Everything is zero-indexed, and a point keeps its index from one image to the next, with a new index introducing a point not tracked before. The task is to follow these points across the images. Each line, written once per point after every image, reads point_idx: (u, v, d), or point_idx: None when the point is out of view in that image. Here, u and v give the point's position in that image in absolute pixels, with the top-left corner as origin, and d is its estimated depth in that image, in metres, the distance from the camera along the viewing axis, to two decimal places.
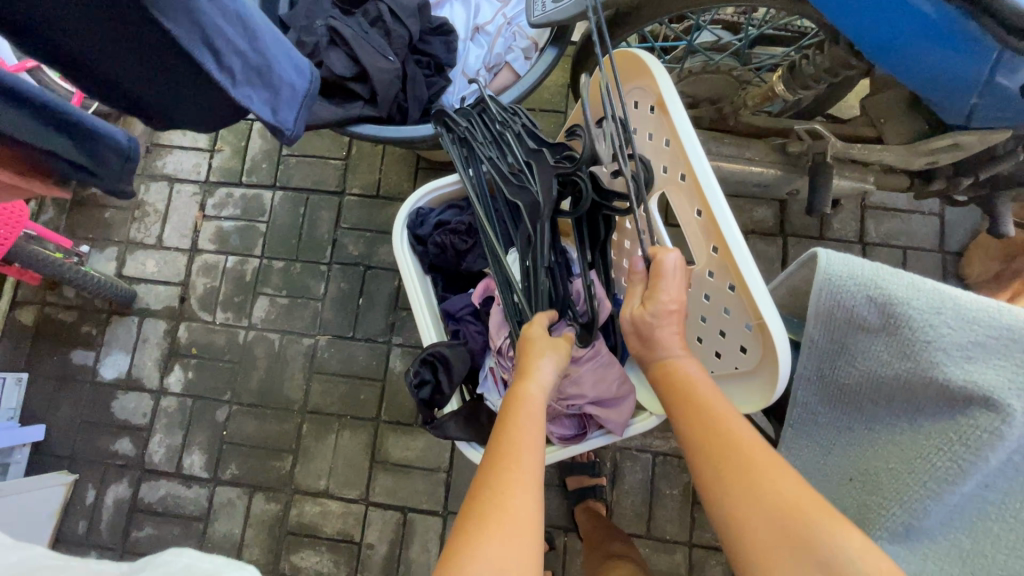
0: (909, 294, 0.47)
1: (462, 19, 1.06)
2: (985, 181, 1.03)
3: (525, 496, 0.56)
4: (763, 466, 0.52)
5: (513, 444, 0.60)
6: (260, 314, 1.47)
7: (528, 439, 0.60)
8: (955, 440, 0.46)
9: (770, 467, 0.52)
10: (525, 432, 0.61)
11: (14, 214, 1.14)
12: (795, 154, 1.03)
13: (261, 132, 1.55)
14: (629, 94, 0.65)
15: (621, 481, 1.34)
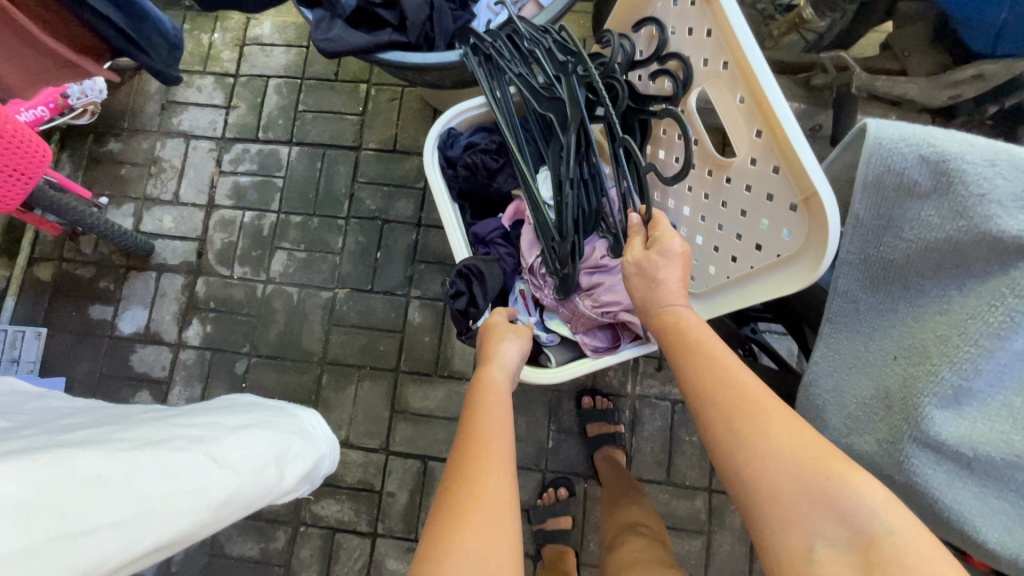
0: (959, 147, 0.48)
1: None
2: (1009, 113, 1.03)
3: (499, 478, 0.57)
4: (766, 415, 0.53)
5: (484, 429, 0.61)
6: (278, 268, 1.47)
7: (499, 428, 0.62)
8: (1008, 291, 0.46)
9: (769, 419, 0.53)
10: (494, 419, 0.63)
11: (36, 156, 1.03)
12: (818, 87, 1.05)
13: (277, 88, 1.55)
14: None
15: (640, 429, 1.35)
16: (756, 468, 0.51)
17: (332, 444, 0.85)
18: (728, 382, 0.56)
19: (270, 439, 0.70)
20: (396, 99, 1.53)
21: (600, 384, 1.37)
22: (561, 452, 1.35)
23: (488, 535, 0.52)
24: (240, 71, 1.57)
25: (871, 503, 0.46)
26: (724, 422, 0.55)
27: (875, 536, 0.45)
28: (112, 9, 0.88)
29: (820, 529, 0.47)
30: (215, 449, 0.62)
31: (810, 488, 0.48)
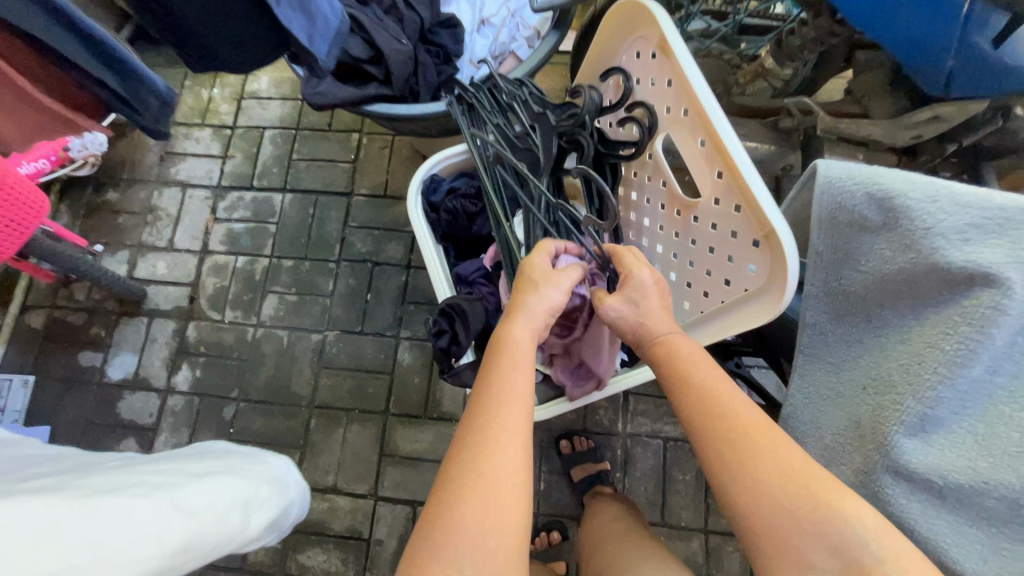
0: (901, 185, 0.50)
1: (467, 13, 1.11)
2: (968, 150, 1.08)
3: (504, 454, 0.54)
4: (757, 439, 0.54)
5: (494, 397, 0.57)
6: (269, 312, 1.49)
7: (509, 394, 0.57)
8: (960, 320, 0.48)
9: (766, 439, 0.53)
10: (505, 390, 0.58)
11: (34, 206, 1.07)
12: (786, 130, 1.11)
13: (272, 138, 1.61)
14: (632, 45, 0.71)
15: (633, 468, 1.33)
16: (752, 496, 0.51)
17: (298, 490, 0.90)
18: (725, 399, 0.57)
19: (236, 485, 0.74)
20: (387, 147, 1.59)
21: (590, 423, 1.36)
22: (553, 494, 1.32)
23: (501, 515, 0.51)
24: (237, 123, 1.63)
25: (861, 533, 0.47)
26: (711, 448, 0.55)
27: (866, 568, 0.46)
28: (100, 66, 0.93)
29: (811, 561, 0.48)
30: (180, 494, 0.65)
31: (800, 515, 0.49)
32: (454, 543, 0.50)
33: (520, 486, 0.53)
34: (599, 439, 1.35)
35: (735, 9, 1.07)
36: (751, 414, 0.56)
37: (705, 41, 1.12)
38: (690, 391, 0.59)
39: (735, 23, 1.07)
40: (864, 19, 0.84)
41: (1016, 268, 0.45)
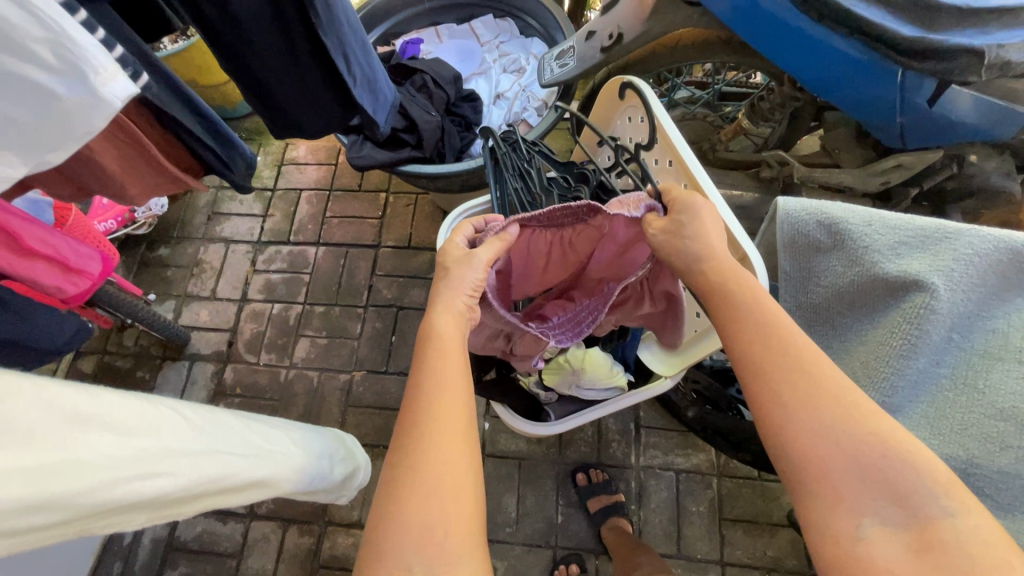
0: (846, 214, 0.63)
1: (485, 89, 1.34)
2: (934, 194, 1.20)
3: (443, 450, 0.55)
4: (827, 387, 0.54)
5: (433, 391, 0.59)
6: (301, 354, 1.60)
7: (449, 389, 0.59)
8: (903, 321, 0.58)
9: (832, 381, 0.54)
10: (444, 383, 0.60)
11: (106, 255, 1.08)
12: (767, 179, 1.25)
13: (309, 199, 1.80)
14: (625, 111, 0.86)
15: (647, 500, 1.37)
16: (813, 447, 0.52)
17: (365, 460, 0.99)
18: (788, 340, 0.58)
19: (323, 440, 0.85)
20: (411, 204, 1.76)
21: (604, 456, 1.41)
22: (570, 527, 1.35)
23: (449, 499, 0.53)
24: (277, 186, 1.82)
25: (930, 487, 0.48)
26: (774, 391, 0.56)
27: (933, 522, 0.47)
28: (202, 129, 0.72)
29: (870, 507, 0.49)
30: (288, 432, 0.77)
31: (871, 467, 0.50)
32: (403, 523, 0.52)
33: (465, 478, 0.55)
34: (614, 471, 1.39)
35: (714, 81, 1.26)
36: (815, 358, 0.56)
37: (689, 107, 1.31)
38: (752, 332, 0.59)
39: (714, 93, 1.28)
40: (821, 89, 0.94)
41: (939, 275, 0.56)
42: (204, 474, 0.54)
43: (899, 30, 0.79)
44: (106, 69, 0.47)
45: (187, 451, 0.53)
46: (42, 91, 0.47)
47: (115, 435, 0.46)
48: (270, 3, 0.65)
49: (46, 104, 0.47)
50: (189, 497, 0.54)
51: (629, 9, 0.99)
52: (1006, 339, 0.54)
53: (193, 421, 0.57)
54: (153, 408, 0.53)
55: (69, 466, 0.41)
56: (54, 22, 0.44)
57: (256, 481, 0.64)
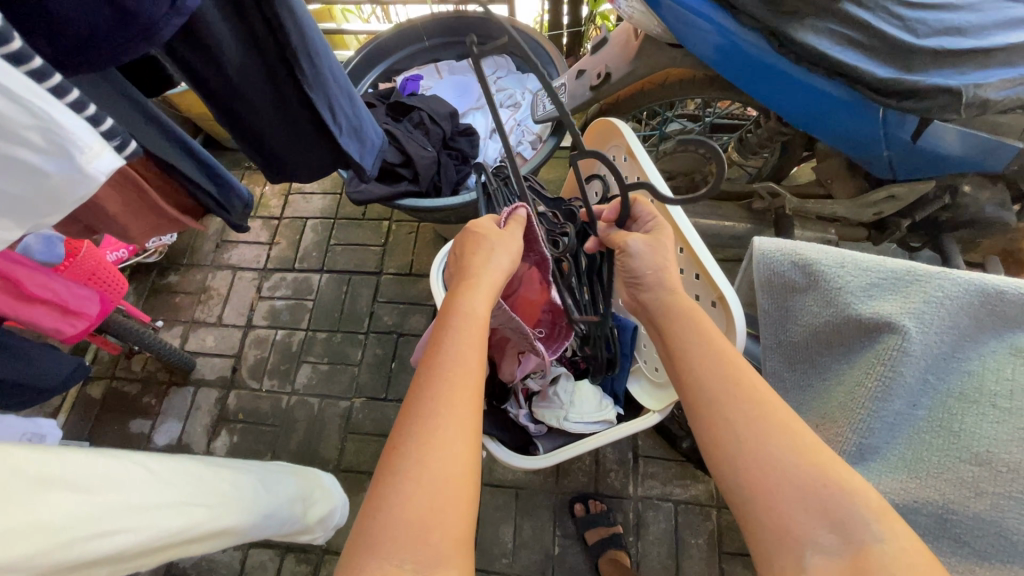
0: (819, 255, 0.64)
1: (482, 124, 1.41)
2: (928, 224, 1.20)
3: (451, 442, 0.54)
4: (771, 419, 0.56)
5: (447, 380, 0.58)
6: (303, 380, 1.62)
7: (462, 380, 0.58)
8: (877, 362, 0.58)
9: (783, 413, 0.57)
10: (457, 375, 0.59)
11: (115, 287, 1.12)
12: (760, 210, 1.27)
13: (314, 227, 1.84)
14: (611, 150, 0.91)
15: (645, 532, 1.35)
16: (759, 477, 0.53)
17: (344, 497, 0.99)
18: (741, 371, 0.60)
19: (301, 481, 0.87)
20: (413, 232, 1.80)
21: (602, 486, 1.39)
22: (567, 558, 1.33)
23: (446, 493, 0.51)
24: (284, 215, 1.87)
25: (866, 513, 0.49)
26: (727, 419, 0.57)
27: (865, 548, 0.48)
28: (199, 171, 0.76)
29: (812, 537, 0.50)
30: (264, 474, 0.78)
31: (813, 496, 0.51)
32: (397, 515, 0.50)
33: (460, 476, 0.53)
34: (612, 501, 1.38)
35: (704, 114, 1.29)
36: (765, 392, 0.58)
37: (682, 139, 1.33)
38: (712, 362, 0.62)
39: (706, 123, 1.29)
40: (806, 125, 0.96)
41: (910, 317, 0.57)
42: (167, 527, 0.56)
43: (874, 71, 0.81)
44: (92, 147, 0.42)
45: (149, 505, 0.55)
46: (25, 168, 0.41)
47: (75, 494, 0.48)
48: (262, 59, 0.69)
49: (33, 182, 0.42)
50: (152, 550, 0.55)
51: (617, 51, 1.04)
52: (980, 382, 0.54)
53: (159, 473, 0.59)
54: (116, 461, 0.55)
55: (25, 529, 0.43)
56: (35, 102, 0.39)
57: (222, 529, 0.65)
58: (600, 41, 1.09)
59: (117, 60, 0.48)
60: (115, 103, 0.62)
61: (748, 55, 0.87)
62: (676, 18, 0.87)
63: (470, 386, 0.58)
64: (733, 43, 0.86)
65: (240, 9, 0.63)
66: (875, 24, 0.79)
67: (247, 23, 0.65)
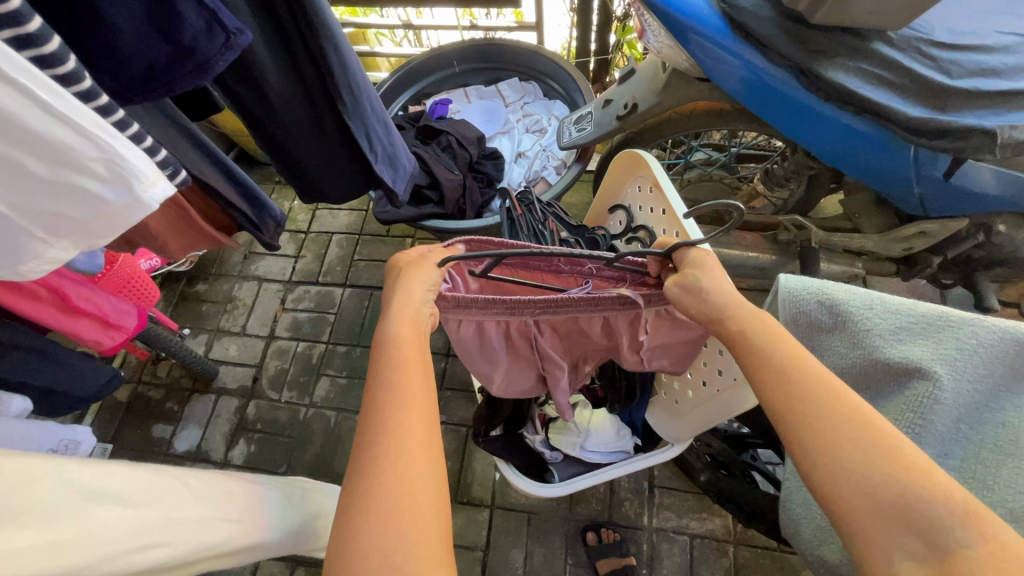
0: (847, 296, 0.63)
1: (508, 148, 1.45)
2: (958, 262, 1.17)
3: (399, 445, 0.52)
4: (841, 416, 0.49)
5: (386, 390, 0.56)
6: (321, 393, 1.64)
7: (410, 386, 0.57)
8: (907, 409, 0.57)
9: (852, 410, 0.49)
10: (407, 383, 0.57)
11: (147, 295, 1.16)
12: (785, 242, 1.26)
13: (338, 242, 1.88)
14: (637, 180, 0.92)
15: (659, 565, 1.31)
16: (835, 482, 0.46)
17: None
18: (787, 375, 0.54)
19: (326, 498, 0.87)
20: None
21: (616, 516, 1.37)
22: None
23: (398, 493, 0.48)
24: (311, 229, 1.91)
25: (945, 516, 0.41)
26: (795, 429, 0.51)
27: (950, 552, 0.40)
28: (229, 184, 0.78)
29: (895, 542, 0.42)
30: (291, 491, 0.79)
31: (890, 502, 0.43)
32: (372, 516, 0.47)
33: (419, 483, 0.50)
34: (625, 532, 1.35)
35: (729, 144, 1.29)
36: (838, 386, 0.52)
37: (706, 168, 1.34)
38: (761, 368, 0.56)
39: (731, 155, 1.30)
40: (838, 161, 0.95)
41: (941, 363, 0.55)
42: (202, 541, 0.56)
43: (907, 110, 0.80)
44: (149, 176, 0.44)
45: (187, 518, 0.56)
46: (88, 195, 0.43)
47: (116, 507, 0.50)
48: (304, 89, 0.72)
49: (95, 208, 0.44)
50: (185, 564, 0.56)
51: (645, 82, 1.05)
52: (1017, 434, 0.51)
53: (197, 488, 0.59)
54: (154, 475, 0.56)
55: (70, 541, 0.45)
56: (101, 136, 0.41)
57: (253, 544, 0.65)
58: (628, 72, 1.10)
59: (175, 89, 0.50)
60: (163, 128, 0.65)
61: (777, 91, 0.88)
62: (705, 53, 0.88)
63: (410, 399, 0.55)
64: (761, 79, 0.87)
65: (287, 42, 0.66)
66: (909, 65, 0.79)
67: (293, 57, 0.68)
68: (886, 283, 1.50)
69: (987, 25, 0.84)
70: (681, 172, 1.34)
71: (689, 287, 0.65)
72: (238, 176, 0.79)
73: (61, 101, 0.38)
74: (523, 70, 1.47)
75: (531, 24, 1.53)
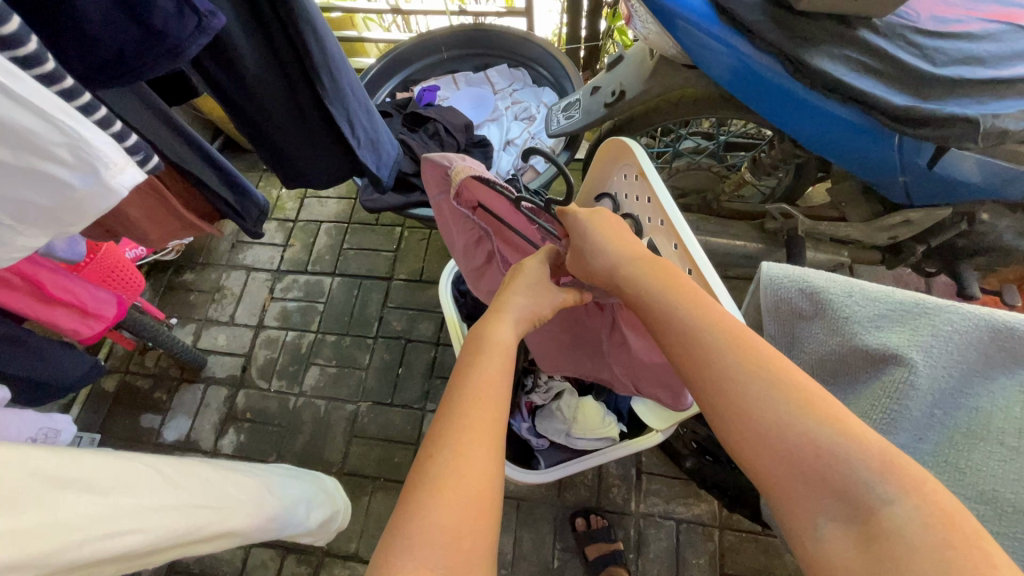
0: (827, 283, 0.63)
1: (496, 135, 1.44)
2: (943, 249, 1.18)
3: (482, 436, 0.53)
4: (767, 377, 0.51)
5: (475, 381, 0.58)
6: (310, 382, 1.64)
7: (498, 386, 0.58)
8: (883, 395, 0.58)
9: (769, 374, 0.51)
10: (493, 381, 0.58)
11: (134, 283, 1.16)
12: (773, 231, 1.26)
13: (327, 230, 1.87)
14: (622, 167, 0.92)
15: (646, 549, 1.34)
16: (761, 446, 0.49)
17: (346, 502, 1.00)
18: (701, 343, 0.56)
19: (305, 486, 0.87)
20: (424, 240, 1.82)
21: (604, 501, 1.39)
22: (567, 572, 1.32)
23: (466, 483, 0.49)
24: (299, 217, 1.89)
25: (863, 472, 0.44)
26: (722, 394, 0.53)
27: (872, 510, 0.43)
28: (212, 171, 0.77)
29: (819, 503, 0.45)
30: (270, 480, 0.79)
31: (809, 464, 0.46)
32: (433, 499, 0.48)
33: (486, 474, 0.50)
34: (613, 517, 1.37)
35: (717, 132, 1.29)
36: (765, 350, 0.54)
37: (694, 157, 1.34)
38: (678, 345, 0.58)
39: (720, 144, 1.31)
40: (824, 149, 0.95)
41: (917, 350, 0.56)
42: (174, 528, 0.57)
43: (891, 99, 0.80)
44: (117, 162, 0.43)
45: (158, 506, 0.56)
46: (55, 183, 0.43)
47: (90, 494, 0.50)
48: (284, 73, 0.71)
49: (62, 195, 0.44)
50: (157, 551, 0.57)
51: (633, 69, 1.05)
52: (988, 420, 0.53)
53: (169, 476, 0.60)
54: (127, 463, 0.56)
55: (46, 529, 0.44)
56: (63, 120, 0.40)
57: (226, 530, 0.66)
58: (616, 59, 1.10)
59: (147, 75, 0.49)
60: (139, 113, 0.64)
61: (763, 79, 0.88)
62: (691, 40, 0.88)
63: (486, 400, 0.56)
64: (747, 66, 0.87)
65: (265, 25, 0.65)
66: (893, 52, 0.80)
67: (270, 40, 0.67)
68: (872, 272, 1.51)
69: (972, 13, 0.84)
70: (670, 161, 1.34)
71: (577, 253, 0.76)
72: (221, 164, 0.78)
73: (21, 87, 0.38)
74: (512, 57, 1.47)
75: (521, 9, 1.51)
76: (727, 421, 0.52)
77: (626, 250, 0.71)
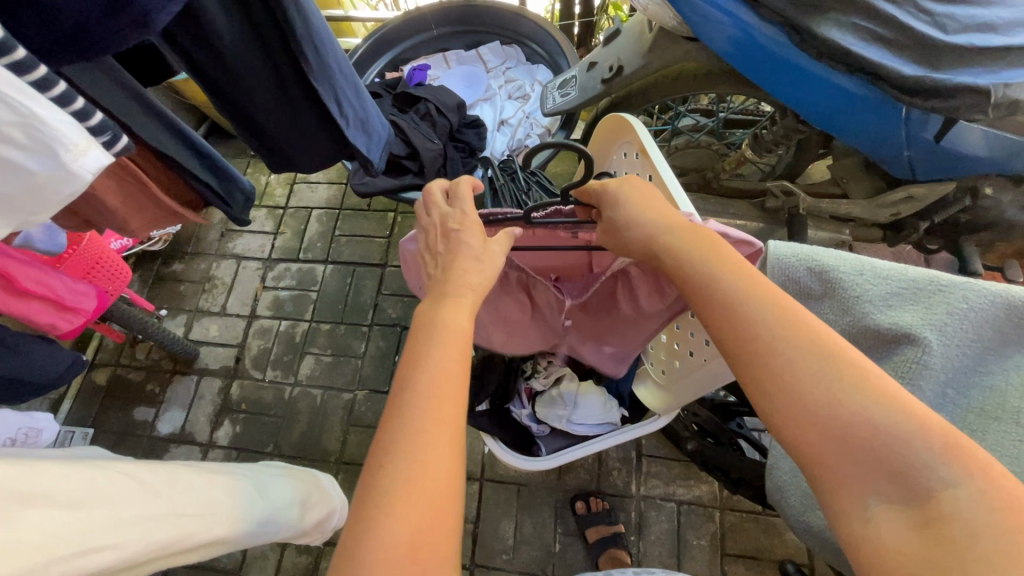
0: (837, 262, 0.61)
1: (490, 116, 1.40)
2: (946, 225, 1.16)
3: (437, 433, 0.47)
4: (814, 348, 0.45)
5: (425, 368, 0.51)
6: (306, 372, 1.61)
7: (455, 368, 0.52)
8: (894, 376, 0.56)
9: (816, 344, 0.45)
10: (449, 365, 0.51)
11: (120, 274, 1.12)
12: (772, 210, 1.25)
13: (318, 217, 1.82)
14: (622, 145, 0.89)
15: (647, 531, 1.34)
16: (806, 422, 0.43)
17: (342, 499, 0.98)
18: (739, 309, 0.50)
19: (298, 485, 0.85)
20: None
21: (604, 485, 1.38)
22: (568, 555, 1.32)
23: (417, 490, 0.44)
24: (289, 204, 1.85)
25: (924, 452, 0.39)
26: (763, 365, 0.47)
27: (932, 493, 0.38)
28: (193, 156, 0.73)
29: (868, 484, 0.40)
30: (261, 481, 0.77)
31: (862, 441, 0.41)
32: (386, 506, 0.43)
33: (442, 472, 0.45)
34: (614, 500, 1.36)
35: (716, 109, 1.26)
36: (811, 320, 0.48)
37: (693, 134, 1.30)
38: (715, 311, 0.52)
39: (719, 120, 1.28)
40: (828, 125, 0.92)
41: (932, 329, 0.54)
42: (153, 541, 0.55)
43: (900, 68, 0.77)
44: (79, 143, 0.40)
45: (135, 518, 0.54)
46: (11, 167, 0.39)
47: (56, 507, 0.48)
48: (264, 48, 0.67)
49: (20, 180, 0.40)
50: (135, 564, 0.55)
51: (630, 43, 1.01)
52: (1003, 398, 0.51)
53: (149, 485, 0.58)
54: (103, 472, 0.54)
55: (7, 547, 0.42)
56: (15, 97, 0.37)
57: (211, 539, 0.64)
58: (613, 32, 1.06)
59: (113, 49, 0.46)
60: (110, 92, 0.60)
61: (766, 50, 0.84)
62: (692, 10, 0.84)
63: (439, 393, 0.49)
64: (750, 37, 0.84)
65: None
66: (901, 19, 0.76)
67: (248, 12, 0.63)
68: (872, 250, 1.50)
69: None
70: (668, 139, 1.31)
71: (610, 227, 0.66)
72: (199, 145, 0.73)
73: None
74: (505, 34, 1.42)
75: None
76: (768, 395, 0.46)
77: (659, 212, 0.63)
